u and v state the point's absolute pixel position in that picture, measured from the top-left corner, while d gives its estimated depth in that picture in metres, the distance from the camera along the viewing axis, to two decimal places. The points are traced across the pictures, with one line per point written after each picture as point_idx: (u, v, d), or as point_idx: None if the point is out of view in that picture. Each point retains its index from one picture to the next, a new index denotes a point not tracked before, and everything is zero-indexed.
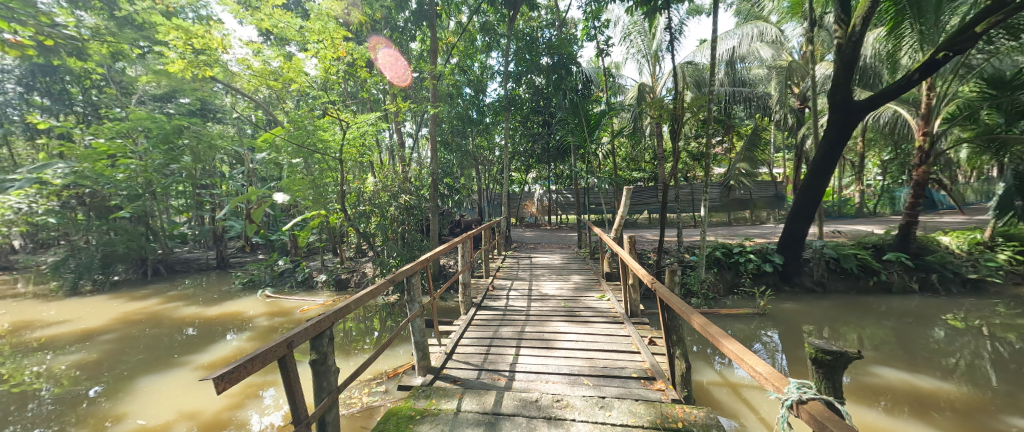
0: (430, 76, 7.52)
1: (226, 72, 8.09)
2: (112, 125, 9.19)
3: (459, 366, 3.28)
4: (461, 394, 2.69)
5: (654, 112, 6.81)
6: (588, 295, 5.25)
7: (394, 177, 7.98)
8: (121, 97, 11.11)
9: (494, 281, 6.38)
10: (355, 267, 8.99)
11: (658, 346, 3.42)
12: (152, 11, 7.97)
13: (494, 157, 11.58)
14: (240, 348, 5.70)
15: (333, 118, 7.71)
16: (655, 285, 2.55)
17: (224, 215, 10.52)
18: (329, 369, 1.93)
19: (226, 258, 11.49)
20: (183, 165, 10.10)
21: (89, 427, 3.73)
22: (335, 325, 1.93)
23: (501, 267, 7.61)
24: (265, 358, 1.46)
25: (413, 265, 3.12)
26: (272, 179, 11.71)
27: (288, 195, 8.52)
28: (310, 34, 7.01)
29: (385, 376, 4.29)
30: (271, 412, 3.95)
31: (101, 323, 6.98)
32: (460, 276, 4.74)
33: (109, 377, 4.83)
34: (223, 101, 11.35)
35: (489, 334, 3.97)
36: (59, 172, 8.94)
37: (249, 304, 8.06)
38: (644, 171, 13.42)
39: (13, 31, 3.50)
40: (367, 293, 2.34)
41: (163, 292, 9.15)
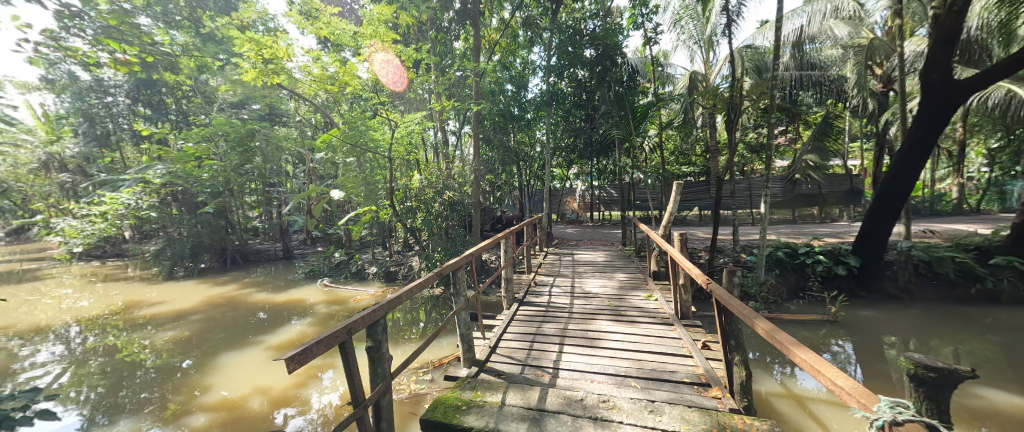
0: (473, 73, 7.63)
1: (290, 79, 8.80)
2: (198, 130, 10.40)
3: (503, 360, 3.32)
4: (506, 388, 2.72)
5: (708, 101, 6.37)
6: (634, 294, 5.07)
7: (439, 174, 8.22)
8: (206, 105, 12.53)
9: (536, 277, 6.38)
10: (403, 260, 9.45)
11: (712, 350, 3.22)
12: (229, 26, 8.86)
13: (535, 152, 11.55)
14: (303, 332, 6.22)
15: (383, 118, 8.10)
16: (711, 286, 2.39)
17: (289, 210, 11.52)
18: (383, 356, 2.04)
19: (291, 250, 12.58)
20: (255, 165, 11.19)
21: (183, 395, 4.28)
22: (388, 314, 2.04)
23: (543, 263, 7.58)
24: (328, 342, 1.58)
25: (458, 259, 3.20)
26: (330, 177, 12.63)
27: (343, 192, 9.12)
28: (362, 39, 7.43)
29: (431, 365, 4.46)
30: (330, 392, 4.28)
31: (191, 304, 7.97)
32: (502, 271, 4.78)
33: (198, 352, 5.51)
34: (288, 106, 12.37)
35: (532, 330, 3.97)
36: (158, 173, 10.31)
37: (310, 292, 8.77)
38: (694, 165, 12.67)
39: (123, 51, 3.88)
40: (416, 285, 2.45)
41: (239, 279, 10.24)
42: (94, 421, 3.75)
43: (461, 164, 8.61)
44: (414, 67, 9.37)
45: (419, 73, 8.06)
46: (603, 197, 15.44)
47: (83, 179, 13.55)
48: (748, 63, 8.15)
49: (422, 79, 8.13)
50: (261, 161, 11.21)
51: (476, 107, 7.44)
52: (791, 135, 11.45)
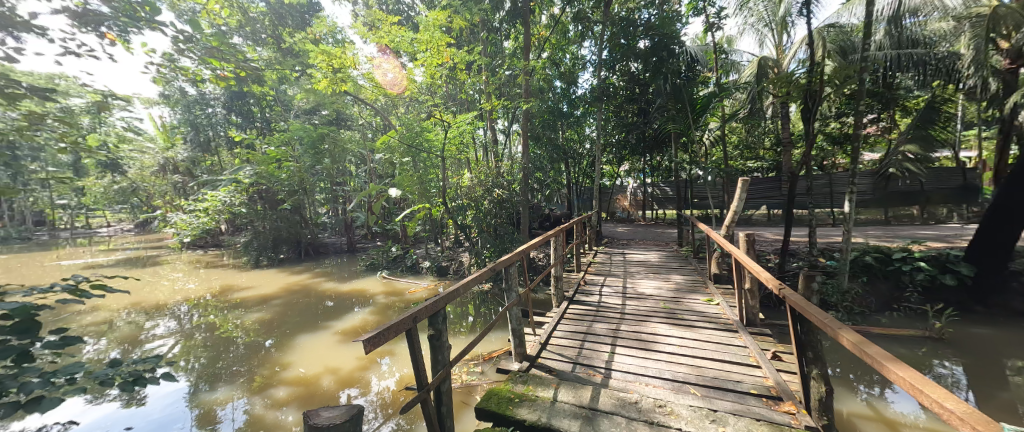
0: (522, 72, 7.66)
1: (355, 85, 9.49)
2: (278, 135, 11.64)
3: (554, 357, 3.33)
4: (557, 385, 2.74)
5: (781, 89, 5.79)
6: (692, 298, 4.79)
7: (488, 172, 8.39)
8: (285, 112, 14.00)
9: (585, 276, 6.29)
10: (454, 256, 9.82)
11: (783, 362, 2.95)
12: (304, 41, 9.79)
13: (585, 149, 11.33)
14: (365, 319, 6.74)
15: (437, 119, 8.46)
16: (784, 291, 2.18)
17: (353, 207, 12.50)
18: (442, 345, 2.16)
19: (354, 244, 13.67)
20: (324, 166, 12.30)
21: (267, 369, 4.86)
22: (447, 306, 2.16)
23: (592, 262, 7.45)
24: (396, 329, 1.72)
25: (511, 255, 3.25)
26: (388, 176, 13.48)
27: (400, 190, 9.69)
28: (419, 45, 7.80)
29: (481, 358, 4.60)
30: (388, 377, 4.60)
31: (273, 290, 9.01)
32: (552, 270, 4.77)
33: (279, 333, 6.21)
34: (352, 110, 13.38)
35: (583, 329, 3.93)
36: (247, 174, 11.75)
37: (370, 283, 9.46)
38: (762, 160, 11.60)
39: (222, 68, 4.48)
40: (473, 279, 2.56)
41: (311, 269, 11.34)
42: (199, 387, 4.39)
43: (509, 162, 8.63)
44: (465, 69, 9.63)
45: (471, 75, 8.28)
46: (657, 194, 14.72)
47: (190, 179, 15.85)
48: (830, 44, 7.24)
49: (473, 79, 8.32)
50: (330, 162, 12.29)
51: (525, 106, 7.47)
52: (884, 124, 10.02)
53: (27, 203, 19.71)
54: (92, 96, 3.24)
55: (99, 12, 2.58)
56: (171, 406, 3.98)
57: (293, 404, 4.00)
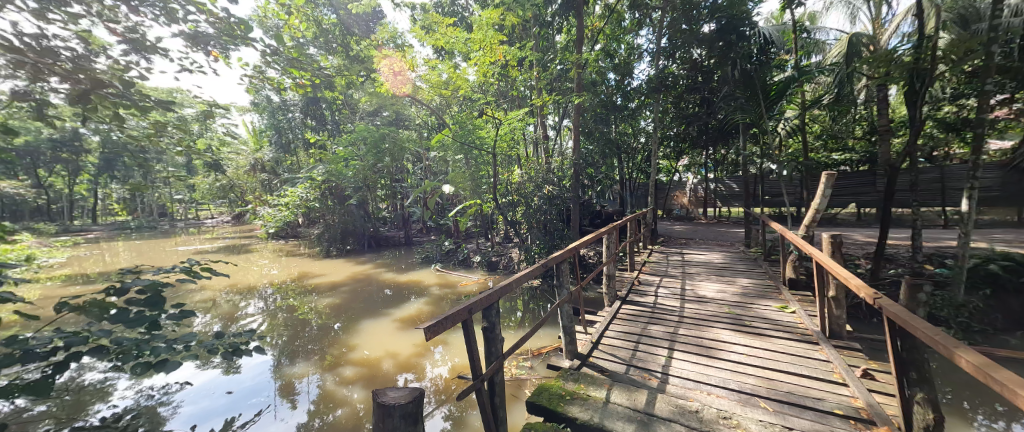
0: (574, 65, 7.50)
1: (413, 87, 9.95)
2: (346, 136, 12.68)
3: (606, 357, 3.25)
4: (609, 386, 2.67)
5: (879, 69, 5.02)
6: (762, 304, 4.38)
7: (538, 169, 8.37)
8: (352, 115, 15.21)
9: (639, 276, 6.03)
10: (504, 251, 10.00)
11: (877, 381, 2.59)
12: (368, 47, 10.50)
13: (639, 143, 10.81)
14: (421, 309, 7.11)
15: (488, 117, 8.61)
16: (881, 302, 1.90)
17: (410, 202, 13.24)
18: (495, 337, 2.22)
19: (411, 237, 14.49)
20: (384, 164, 13.15)
21: (336, 350, 5.35)
22: (501, 299, 2.21)
23: (646, 262, 7.11)
24: (452, 319, 1.80)
25: (562, 252, 3.21)
26: (441, 173, 14.02)
27: (453, 187, 10.06)
28: (473, 44, 7.91)
29: (530, 353, 4.63)
30: (440, 365, 4.82)
31: (341, 278, 9.88)
32: (604, 268, 4.64)
33: (346, 317, 6.80)
34: (410, 111, 14.11)
35: (636, 330, 3.79)
36: (320, 172, 12.96)
37: (425, 275, 9.95)
38: (851, 152, 10.21)
39: (301, 77, 4.99)
40: (524, 274, 2.58)
41: (373, 260, 12.23)
42: (281, 361, 4.97)
43: (560, 158, 8.50)
44: (517, 65, 9.67)
45: (523, 71, 8.29)
46: (722, 191, 13.75)
47: (275, 177, 17.89)
48: (946, 14, 6.10)
49: (525, 76, 8.33)
50: (389, 160, 13.10)
51: (577, 100, 7.28)
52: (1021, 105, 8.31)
53: (155, 197, 23.70)
54: (201, 106, 3.79)
55: (205, 33, 3.02)
56: (260, 375, 4.55)
57: (358, 383, 4.36)
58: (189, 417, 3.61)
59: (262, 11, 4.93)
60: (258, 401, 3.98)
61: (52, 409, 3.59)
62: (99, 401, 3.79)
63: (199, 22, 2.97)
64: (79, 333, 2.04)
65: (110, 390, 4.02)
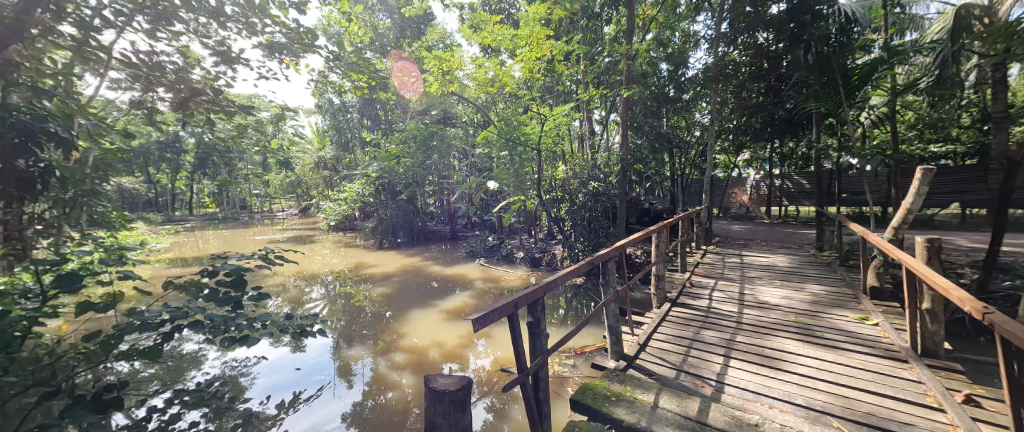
0: (623, 57, 7.21)
1: (461, 86, 10.17)
2: (398, 135, 13.32)
3: (655, 360, 3.13)
4: (658, 391, 2.58)
5: (994, 42, 4.26)
6: (835, 313, 3.95)
7: (584, 165, 8.14)
8: (403, 114, 15.93)
9: (691, 277, 5.71)
10: (547, 248, 9.96)
11: (984, 410, 2.23)
12: (420, 49, 10.90)
13: (694, 137, 10.17)
14: (465, 302, 7.32)
15: (534, 112, 8.58)
16: (991, 317, 1.63)
17: (456, 198, 13.63)
18: (540, 333, 2.24)
19: (456, 232, 14.92)
20: (433, 161, 13.65)
21: (387, 336, 5.67)
22: (547, 294, 2.22)
23: (699, 263, 6.70)
24: (499, 312, 1.84)
25: (608, 250, 3.12)
26: (486, 169, 14.25)
27: (497, 183, 10.19)
28: (519, 41, 7.87)
29: (573, 351, 4.57)
30: (483, 357, 4.93)
31: (392, 269, 10.45)
32: (652, 268, 4.46)
33: (396, 306, 7.20)
34: (457, 109, 14.47)
35: (688, 334, 3.60)
36: (375, 169, 13.76)
37: (469, 269, 10.21)
38: (955, 142, 8.78)
39: (359, 81, 5.32)
40: (570, 271, 2.56)
41: (421, 253, 12.80)
42: (339, 344, 5.39)
43: (606, 153, 8.21)
44: (563, 59, 9.51)
45: (570, 65, 8.13)
46: (790, 189, 12.75)
47: (335, 174, 19.32)
48: None
49: (572, 70, 8.17)
50: (437, 158, 13.57)
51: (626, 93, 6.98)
52: None
53: (237, 192, 26.72)
54: (275, 109, 4.19)
55: (279, 42, 3.34)
56: (322, 355, 4.98)
57: (407, 369, 4.61)
58: (264, 389, 4.05)
59: (325, 20, 5.31)
60: (320, 378, 4.36)
61: (159, 372, 4.22)
62: (195, 368, 4.39)
63: (274, 34, 3.31)
64: (181, 308, 2.36)
65: (203, 359, 4.63)
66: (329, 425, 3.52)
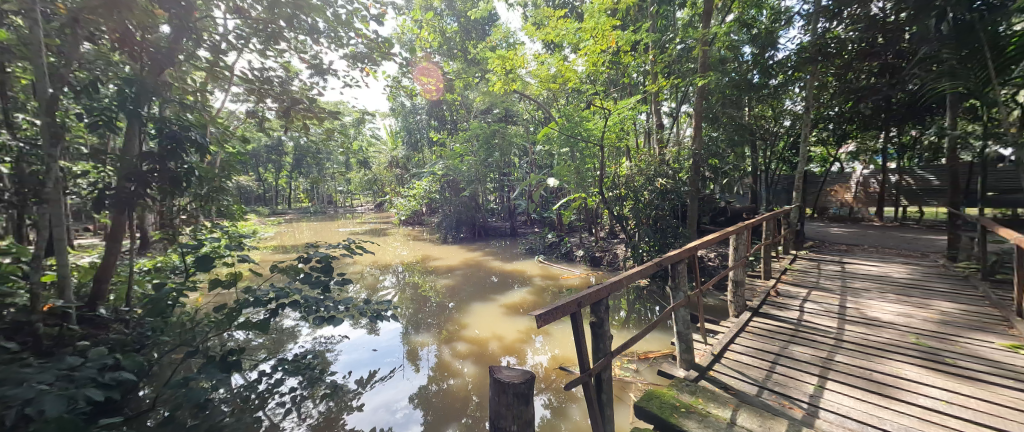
0: (698, 42, 6.63)
1: (524, 83, 10.18)
2: (462, 134, 13.87)
3: (732, 374, 2.87)
4: (735, 407, 2.37)
5: None
6: (974, 338, 3.24)
7: (650, 160, 7.57)
8: (468, 114, 16.53)
9: (776, 285, 5.10)
10: (609, 247, 9.63)
11: None
12: (484, 49, 11.15)
13: (782, 128, 9.01)
14: (525, 298, 7.39)
15: (597, 107, 8.31)
16: None
17: (517, 194, 13.80)
18: (604, 334, 2.19)
19: (516, 229, 15.10)
20: (494, 159, 13.96)
21: (451, 326, 5.96)
22: (612, 295, 2.16)
23: (787, 270, 5.96)
24: (564, 310, 1.84)
25: (679, 251, 2.92)
26: (547, 166, 14.16)
27: (558, 180, 10.08)
28: (583, 33, 7.57)
29: (637, 355, 4.36)
30: (541, 354, 4.93)
31: (455, 262, 10.96)
32: (729, 273, 4.07)
33: (459, 298, 7.54)
34: (519, 107, 14.60)
35: (772, 348, 3.24)
36: (441, 167, 14.50)
37: (528, 265, 10.28)
38: None
39: (429, 84, 5.65)
40: (635, 272, 2.45)
41: (482, 248, 13.20)
42: (408, 330, 5.80)
43: (676, 146, 7.59)
44: (630, 50, 9.06)
45: (637, 56, 7.71)
46: (910, 185, 10.82)
47: (405, 172, 20.79)
48: None
49: (640, 61, 7.71)
50: (499, 155, 13.83)
51: (701, 83, 6.40)
52: None
53: (325, 189, 30.07)
54: (356, 114, 4.62)
55: (361, 53, 3.74)
56: (393, 339, 5.41)
57: (469, 358, 4.80)
58: (345, 365, 4.53)
59: (400, 28, 5.69)
60: (391, 360, 4.74)
61: (266, 342, 4.96)
62: (292, 341, 5.06)
63: (357, 45, 3.70)
64: (284, 288, 2.75)
65: (298, 334, 5.32)
66: (399, 403, 3.81)
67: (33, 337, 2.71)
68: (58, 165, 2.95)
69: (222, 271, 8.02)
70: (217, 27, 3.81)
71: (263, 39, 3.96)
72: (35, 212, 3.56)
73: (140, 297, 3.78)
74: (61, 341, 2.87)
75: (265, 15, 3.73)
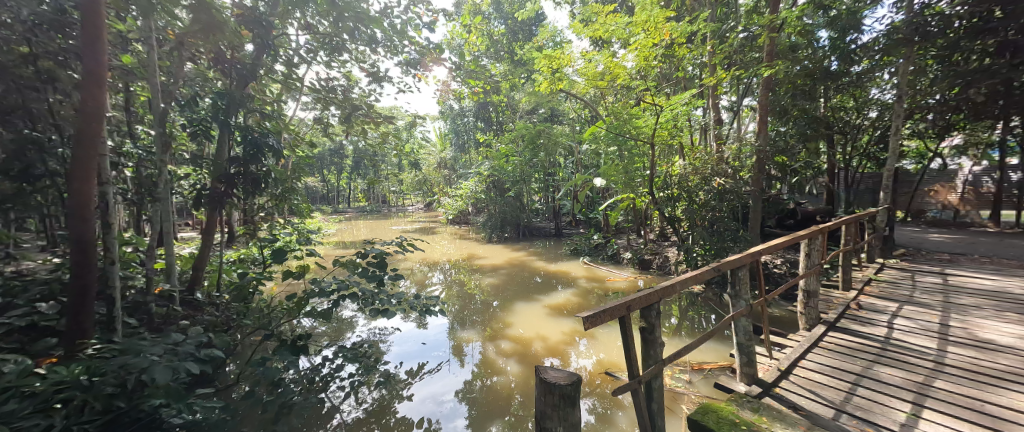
0: (764, 29, 6.08)
1: (570, 82, 10.00)
2: (508, 135, 14.02)
3: (802, 392, 2.60)
4: (806, 430, 2.16)
5: None
6: None
7: (707, 159, 7.05)
8: (513, 114, 16.70)
9: (857, 298, 4.53)
10: (659, 250, 9.21)
11: None
12: (531, 50, 11.18)
13: (866, 120, 7.97)
14: (569, 299, 7.30)
15: (648, 104, 7.97)
16: None
17: (562, 194, 13.68)
18: (655, 340, 2.10)
19: (561, 230, 14.95)
20: (539, 159, 13.90)
21: (495, 324, 6.05)
22: (664, 300, 2.06)
23: (870, 280, 5.28)
24: (612, 313, 1.79)
25: (739, 256, 2.70)
26: (593, 166, 13.82)
27: (605, 180, 9.84)
28: (634, 28, 7.21)
29: (690, 365, 4.10)
30: (585, 357, 4.82)
31: (500, 262, 11.12)
32: (799, 282, 3.70)
33: (503, 297, 7.63)
34: (565, 106, 14.46)
35: (852, 367, 2.89)
36: (487, 168, 14.78)
37: (573, 267, 10.12)
38: None
39: (478, 87, 5.79)
40: (690, 277, 2.32)
41: (526, 248, 13.26)
42: (454, 326, 5.99)
43: (736, 143, 7.01)
44: (685, 41, 8.56)
45: (693, 47, 7.25)
46: None
47: (453, 172, 21.50)
48: None
49: (696, 53, 7.24)
50: (544, 155, 13.76)
51: (767, 73, 5.86)
52: None
53: (380, 189, 31.95)
54: (409, 119, 4.87)
55: (414, 59, 3.94)
56: (440, 334, 5.60)
57: (513, 357, 4.83)
58: (397, 355, 4.79)
59: (450, 34, 5.89)
60: (438, 354, 4.91)
61: (328, 330, 5.40)
62: (350, 330, 5.47)
63: (411, 52, 3.91)
64: (345, 281, 2.97)
65: (356, 324, 5.72)
66: (446, 396, 3.94)
67: (147, 315, 3.20)
68: (167, 168, 3.45)
69: (292, 263, 8.87)
70: (290, 43, 4.23)
71: (328, 52, 4.31)
72: (149, 208, 4.20)
73: (227, 284, 4.31)
74: (168, 319, 3.36)
75: (330, 29, 4.06)
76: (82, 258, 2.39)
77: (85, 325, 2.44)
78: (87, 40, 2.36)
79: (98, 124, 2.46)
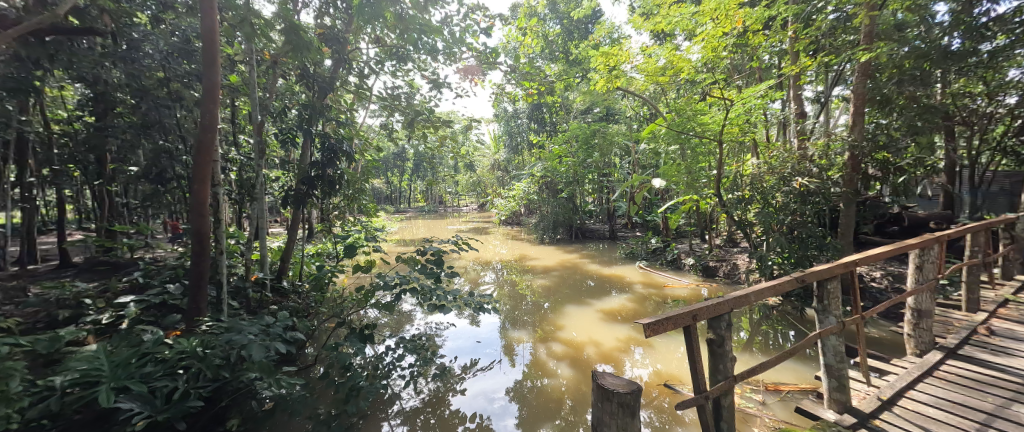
0: (862, 6, 5.26)
1: (628, 80, 9.55)
2: (562, 135, 13.84)
3: (911, 427, 2.22)
4: None
5: None
6: None
7: (784, 156, 6.32)
8: (567, 115, 16.47)
9: (988, 322, 3.74)
10: (726, 257, 8.47)
11: None
12: (587, 48, 10.90)
13: (1000, 108, 6.58)
14: (625, 305, 6.99)
15: (715, 99, 7.33)
16: None
17: (616, 196, 13.16)
18: (725, 354, 1.93)
19: (615, 232, 14.35)
20: (594, 159, 13.51)
21: (545, 326, 5.98)
22: (735, 311, 1.89)
23: (1007, 302, 4.33)
24: (676, 321, 1.68)
25: (829, 266, 2.38)
26: (652, 166, 13.10)
27: (665, 180, 9.30)
28: (701, 17, 6.61)
29: (763, 385, 3.67)
30: (640, 367, 4.59)
31: (552, 263, 11.05)
32: (908, 299, 3.16)
33: (553, 299, 7.55)
34: (621, 105, 13.94)
35: (980, 404, 2.40)
36: (539, 169, 14.71)
37: (629, 271, 9.67)
38: None
39: (532, 88, 5.77)
40: (767, 288, 2.10)
41: (579, 250, 12.96)
42: (505, 325, 6.05)
43: (823, 138, 6.20)
44: (763, 26, 7.73)
45: (771, 34, 6.53)
46: None
47: (506, 173, 21.74)
48: None
49: (774, 40, 6.50)
50: (598, 155, 13.35)
51: (865, 57, 5.04)
52: None
53: (437, 189, 33.41)
54: (465, 122, 5.02)
55: (473, 65, 4.12)
56: (491, 332, 5.69)
57: (564, 360, 4.76)
58: (451, 350, 4.99)
59: (506, 37, 5.95)
60: (488, 352, 4.99)
61: (389, 321, 5.80)
62: (409, 323, 5.79)
63: (470, 58, 4.08)
64: (406, 277, 3.13)
65: (414, 318, 6.05)
66: (497, 394, 3.99)
67: (246, 299, 3.70)
68: (263, 171, 3.94)
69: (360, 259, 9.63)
70: (362, 56, 4.62)
71: (395, 62, 4.62)
72: (248, 206, 4.83)
73: (307, 275, 4.83)
74: (262, 303, 3.86)
75: (397, 41, 4.36)
76: (199, 249, 2.81)
77: (200, 305, 2.89)
78: (206, 63, 2.77)
79: (212, 135, 2.87)
